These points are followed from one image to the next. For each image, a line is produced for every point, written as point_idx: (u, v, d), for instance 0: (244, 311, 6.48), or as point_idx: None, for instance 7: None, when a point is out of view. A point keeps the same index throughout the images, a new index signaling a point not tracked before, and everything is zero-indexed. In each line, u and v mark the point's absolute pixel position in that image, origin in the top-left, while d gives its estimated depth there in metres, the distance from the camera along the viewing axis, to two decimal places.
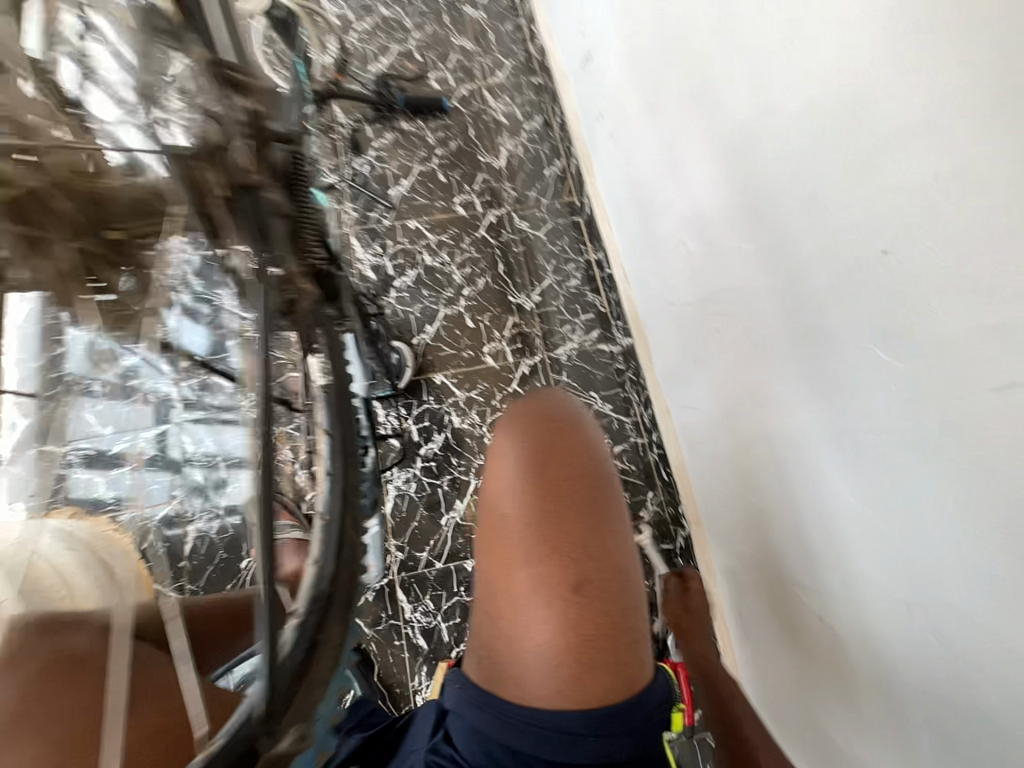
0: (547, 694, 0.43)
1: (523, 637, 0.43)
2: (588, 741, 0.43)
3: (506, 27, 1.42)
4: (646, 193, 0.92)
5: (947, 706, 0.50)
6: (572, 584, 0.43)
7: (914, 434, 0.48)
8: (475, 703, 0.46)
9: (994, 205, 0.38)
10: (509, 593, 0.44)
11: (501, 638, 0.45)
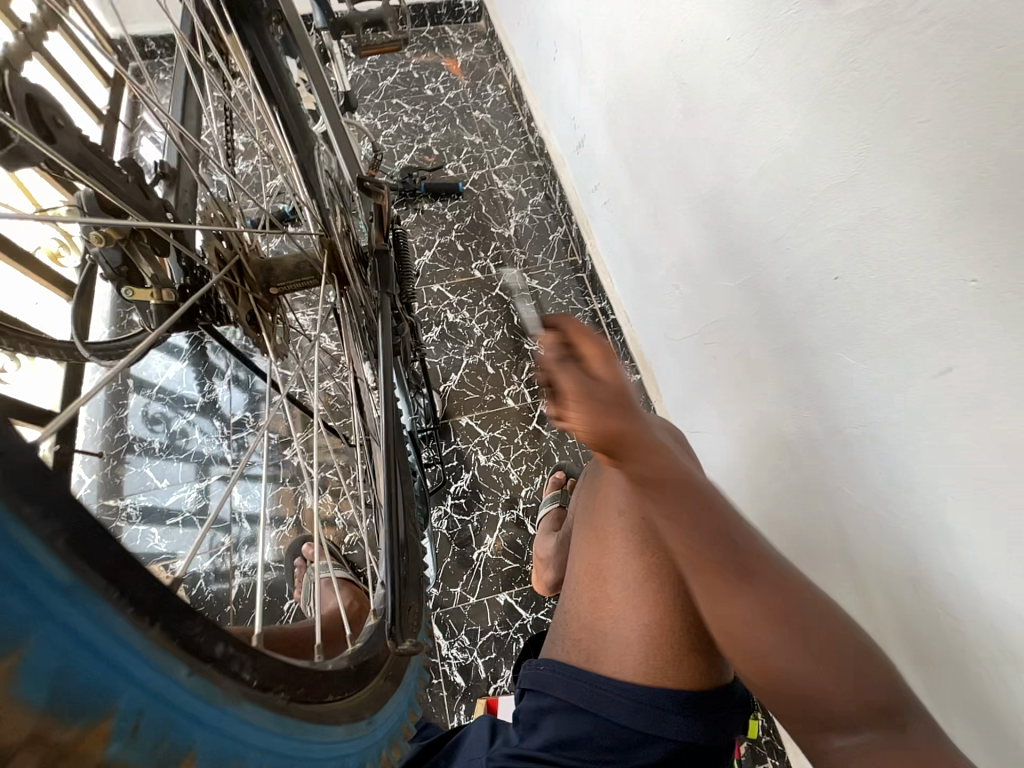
0: (639, 670, 0.55)
1: (616, 609, 0.60)
2: (671, 717, 0.53)
3: (508, 125, 1.68)
4: (640, 247, 1.07)
5: (977, 679, 0.54)
6: (665, 571, 0.60)
7: (888, 424, 0.56)
8: (558, 689, 0.57)
9: (899, 233, 0.48)
10: (617, 580, 0.62)
11: (608, 620, 0.60)
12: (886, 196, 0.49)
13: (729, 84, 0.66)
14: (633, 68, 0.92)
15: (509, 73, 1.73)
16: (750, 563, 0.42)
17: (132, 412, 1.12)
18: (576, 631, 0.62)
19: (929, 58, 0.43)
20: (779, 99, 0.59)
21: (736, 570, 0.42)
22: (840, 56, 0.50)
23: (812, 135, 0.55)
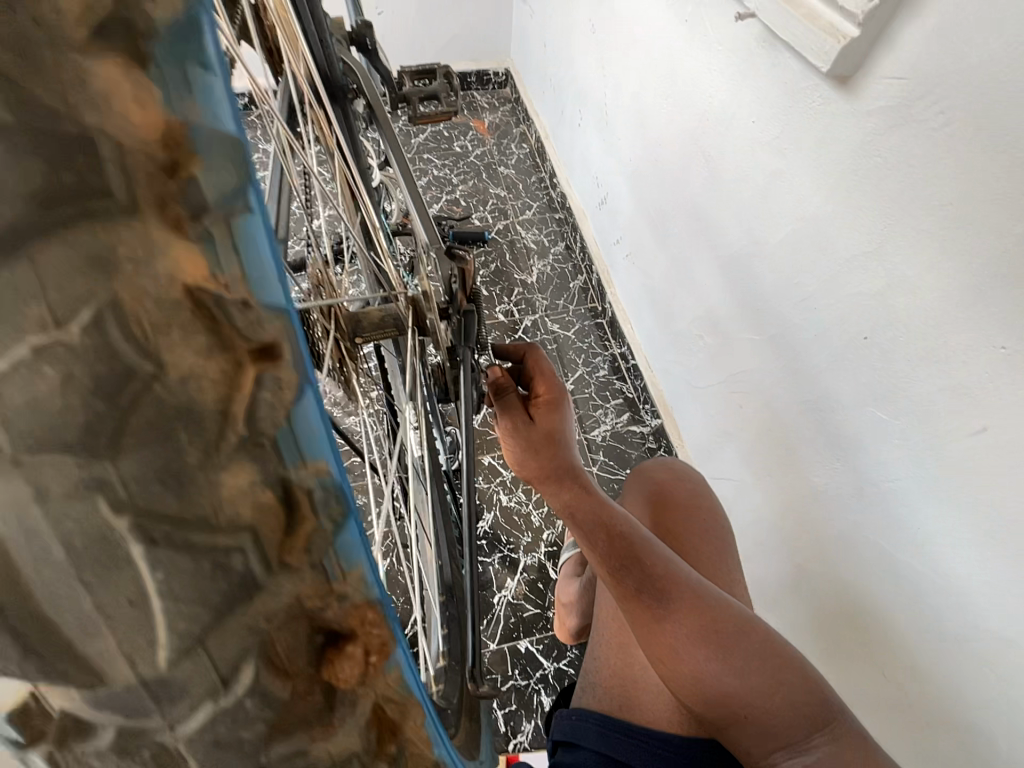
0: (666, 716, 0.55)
1: (647, 655, 0.59)
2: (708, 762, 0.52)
3: (531, 180, 1.79)
4: (662, 299, 1.13)
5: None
6: None
7: (922, 478, 0.57)
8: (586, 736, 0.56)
9: (930, 300, 0.52)
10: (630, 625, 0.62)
11: (628, 664, 0.60)
12: (913, 267, 0.53)
13: (756, 158, 0.72)
14: (659, 138, 1.00)
15: (532, 134, 1.87)
16: (680, 602, 0.52)
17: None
18: (603, 678, 0.62)
19: (949, 151, 0.48)
20: (805, 175, 0.64)
21: (669, 612, 0.51)
22: (864, 143, 0.56)
23: (837, 208, 0.61)
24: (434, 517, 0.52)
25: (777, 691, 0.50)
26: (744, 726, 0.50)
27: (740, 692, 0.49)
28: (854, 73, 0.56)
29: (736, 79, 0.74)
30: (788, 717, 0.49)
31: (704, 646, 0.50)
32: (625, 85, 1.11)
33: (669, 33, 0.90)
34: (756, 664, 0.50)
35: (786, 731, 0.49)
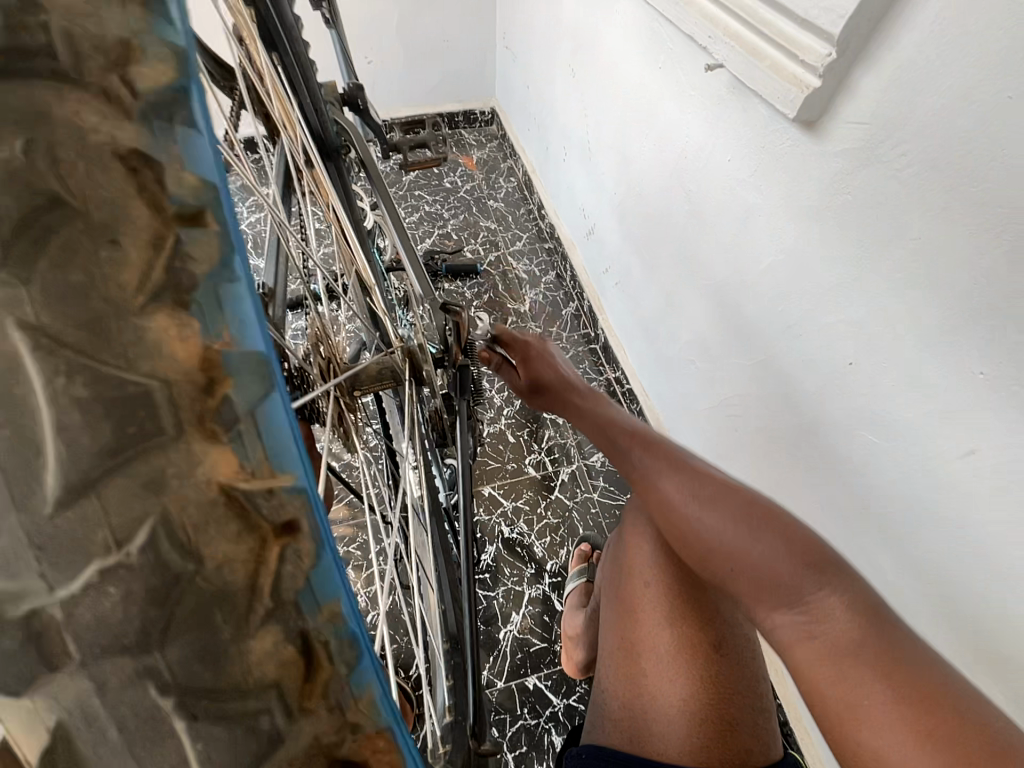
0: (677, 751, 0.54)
1: (653, 691, 0.57)
2: None
3: (520, 212, 1.85)
4: (654, 325, 1.15)
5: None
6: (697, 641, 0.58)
7: (915, 500, 0.58)
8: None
9: (908, 327, 0.54)
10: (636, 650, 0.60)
11: (637, 702, 0.58)
12: (891, 296, 0.55)
13: (736, 193, 0.75)
14: (642, 174, 1.04)
15: (519, 168, 1.93)
16: (671, 478, 0.57)
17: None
18: (616, 707, 0.60)
19: (915, 189, 0.51)
20: (782, 210, 0.67)
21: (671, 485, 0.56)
22: (835, 180, 0.59)
23: (814, 241, 0.63)
24: (434, 557, 0.52)
25: (770, 546, 0.48)
26: (739, 584, 0.49)
27: (729, 547, 0.49)
28: (819, 118, 0.59)
29: (710, 122, 0.78)
30: (781, 571, 0.46)
31: (693, 502, 0.54)
32: (606, 125, 1.16)
33: (644, 77, 0.95)
34: (746, 516, 0.50)
35: (790, 582, 0.46)
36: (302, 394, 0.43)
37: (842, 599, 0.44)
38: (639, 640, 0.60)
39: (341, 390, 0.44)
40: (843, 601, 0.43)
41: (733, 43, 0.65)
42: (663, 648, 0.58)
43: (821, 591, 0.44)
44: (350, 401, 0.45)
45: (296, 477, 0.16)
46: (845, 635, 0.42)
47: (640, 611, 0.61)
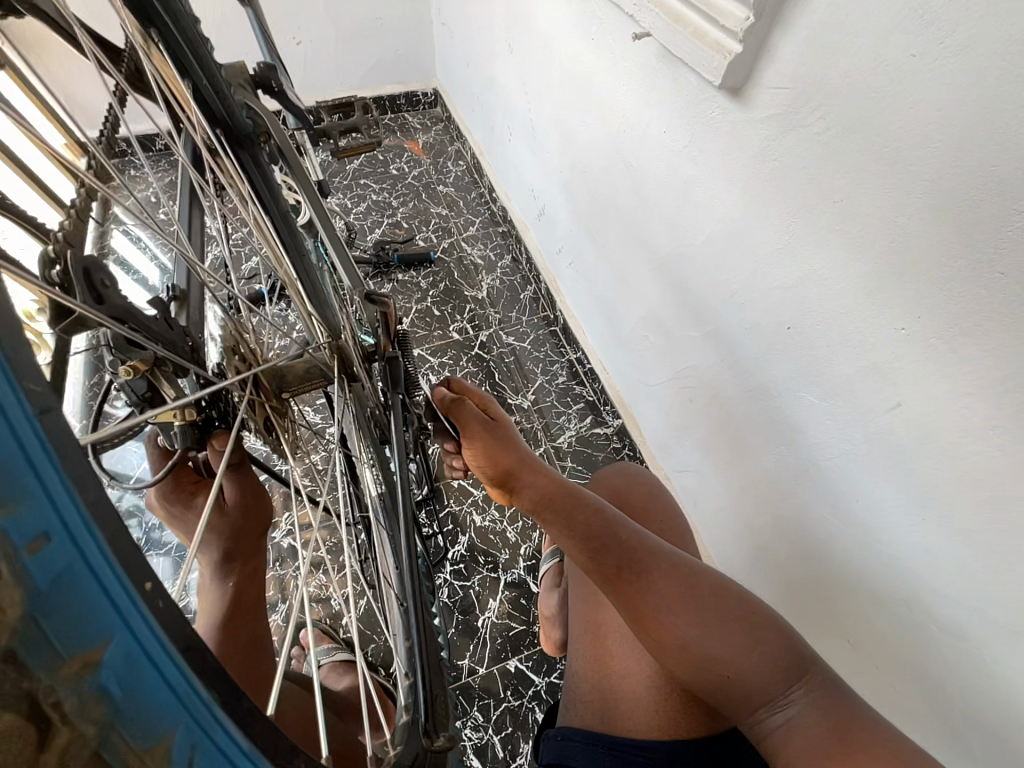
0: (647, 730, 0.55)
1: (621, 674, 0.59)
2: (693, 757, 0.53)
3: (471, 196, 1.81)
4: (609, 303, 1.15)
5: (966, 691, 0.56)
6: None
7: (854, 454, 0.61)
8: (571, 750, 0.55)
9: (837, 288, 0.56)
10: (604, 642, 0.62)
11: (606, 679, 0.60)
12: (820, 258, 0.56)
13: (673, 166, 0.75)
14: (585, 151, 1.02)
15: (467, 151, 1.88)
16: (657, 573, 0.55)
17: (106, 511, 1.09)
18: (585, 692, 0.61)
19: (836, 151, 0.52)
20: (717, 179, 0.68)
21: (652, 586, 0.55)
22: (762, 147, 0.59)
23: (748, 209, 0.64)
24: (388, 554, 0.51)
25: (760, 649, 0.51)
26: (726, 687, 0.51)
27: (719, 654, 0.51)
28: (745, 84, 0.59)
29: (644, 93, 0.77)
30: (768, 674, 0.50)
31: (686, 605, 0.53)
32: (546, 101, 1.14)
33: (578, 50, 0.93)
34: (734, 621, 0.53)
35: (760, 682, 0.50)
36: (219, 400, 0.41)
37: (813, 693, 0.50)
38: (607, 627, 0.63)
39: (262, 392, 0.41)
40: (815, 698, 0.49)
41: (658, 10, 0.64)
42: (635, 649, 0.60)
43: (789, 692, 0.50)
44: (275, 402, 0.43)
45: (6, 517, 0.14)
46: (807, 724, 0.48)
47: (610, 627, 0.62)
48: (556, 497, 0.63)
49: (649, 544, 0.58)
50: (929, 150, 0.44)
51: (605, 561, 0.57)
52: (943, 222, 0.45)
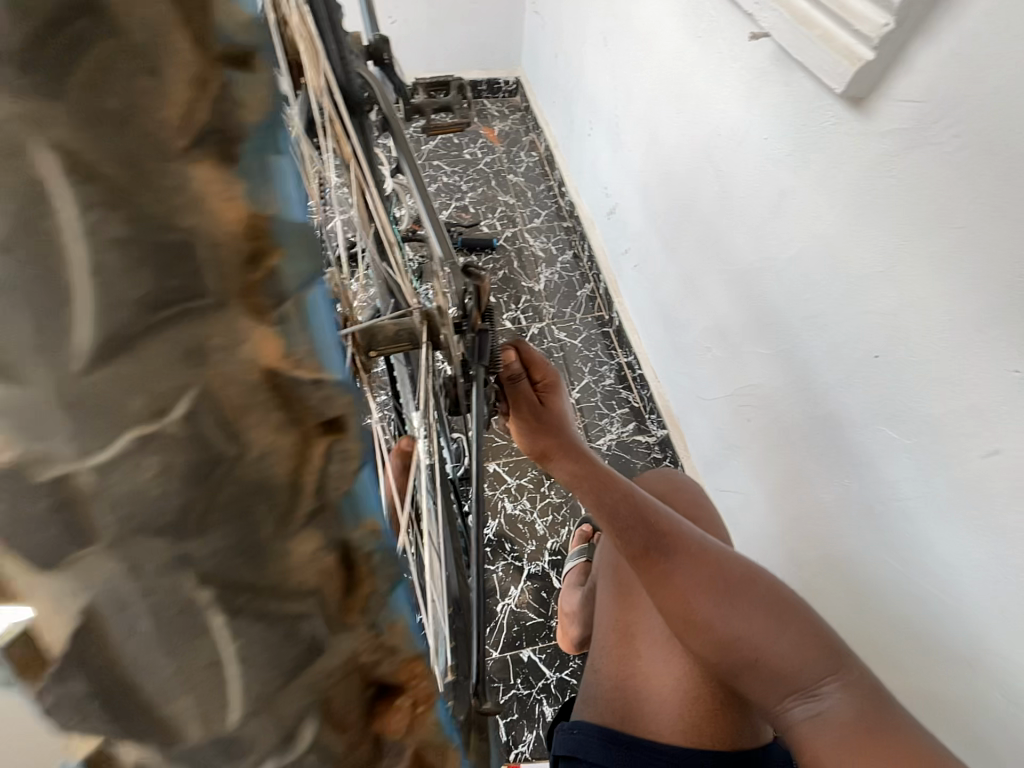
0: (673, 731, 0.54)
1: (648, 674, 0.57)
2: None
3: (540, 188, 1.80)
4: (671, 311, 1.13)
5: None
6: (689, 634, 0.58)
7: (930, 497, 0.57)
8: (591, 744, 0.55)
9: (941, 320, 0.52)
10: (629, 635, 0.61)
11: (630, 678, 0.58)
12: (927, 287, 0.53)
13: (770, 175, 0.72)
14: (671, 152, 1.00)
15: (542, 143, 1.88)
16: (687, 556, 0.54)
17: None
18: (607, 686, 0.59)
19: (966, 173, 0.48)
20: (818, 193, 0.65)
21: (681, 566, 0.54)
22: (877, 163, 0.56)
23: (850, 226, 0.61)
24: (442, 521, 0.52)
25: (782, 637, 0.49)
26: (754, 672, 0.50)
27: (751, 637, 0.50)
28: (868, 95, 0.56)
29: (750, 97, 0.74)
30: (797, 661, 0.49)
31: (708, 592, 0.52)
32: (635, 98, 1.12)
33: (681, 47, 0.91)
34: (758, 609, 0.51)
35: (794, 671, 0.48)
36: None
37: (848, 693, 0.47)
38: (634, 626, 0.61)
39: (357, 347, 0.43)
40: (849, 694, 0.47)
41: (782, 10, 0.62)
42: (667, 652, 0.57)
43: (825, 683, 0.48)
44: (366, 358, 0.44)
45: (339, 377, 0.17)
46: (846, 722, 0.46)
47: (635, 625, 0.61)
48: (585, 484, 0.61)
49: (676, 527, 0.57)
50: None
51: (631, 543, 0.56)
52: None
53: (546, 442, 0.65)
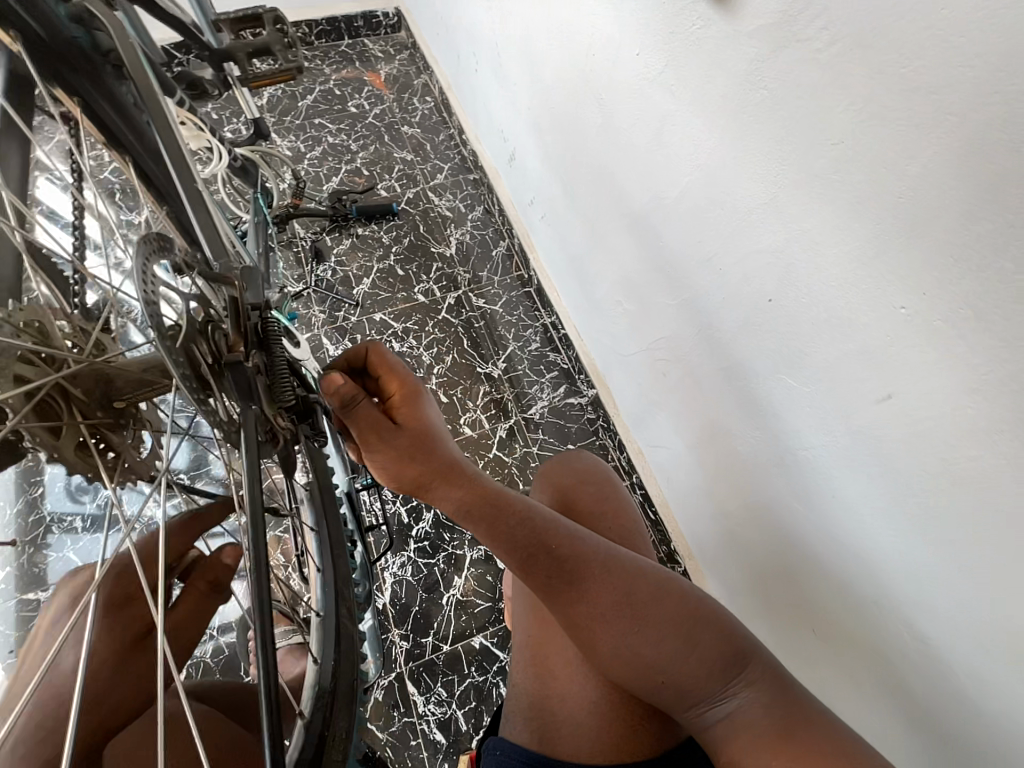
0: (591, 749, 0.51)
1: (568, 711, 0.54)
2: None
3: (439, 138, 1.62)
4: (583, 264, 1.04)
5: (933, 695, 0.53)
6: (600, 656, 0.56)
7: (834, 447, 0.53)
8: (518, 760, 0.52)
9: (828, 256, 0.46)
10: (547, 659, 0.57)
11: (549, 710, 0.55)
12: (810, 219, 0.46)
13: (647, 101, 0.63)
14: (551, 81, 0.87)
15: (435, 83, 1.66)
16: (596, 580, 0.51)
17: (52, 492, 1.09)
18: (523, 705, 0.57)
19: (838, 77, 0.40)
20: (696, 116, 0.56)
21: (588, 590, 0.51)
22: (750, 71, 0.48)
23: (732, 153, 0.53)
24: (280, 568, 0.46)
25: (695, 649, 0.49)
26: (663, 683, 0.49)
27: (659, 655, 0.49)
28: None
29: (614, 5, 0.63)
30: (704, 672, 0.49)
31: (625, 608, 0.50)
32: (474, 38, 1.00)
33: None
34: (676, 628, 0.50)
35: (705, 686, 0.49)
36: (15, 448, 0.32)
37: (756, 693, 0.48)
38: (551, 656, 0.57)
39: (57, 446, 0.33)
40: (755, 695, 0.48)
41: None
42: (579, 677, 0.55)
43: (732, 690, 0.48)
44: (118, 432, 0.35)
45: None
46: (755, 723, 0.47)
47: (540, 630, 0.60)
48: (476, 516, 0.51)
49: (584, 545, 0.53)
50: (955, 75, 0.34)
51: (536, 573, 0.52)
52: (961, 175, 0.35)
53: (418, 474, 0.52)
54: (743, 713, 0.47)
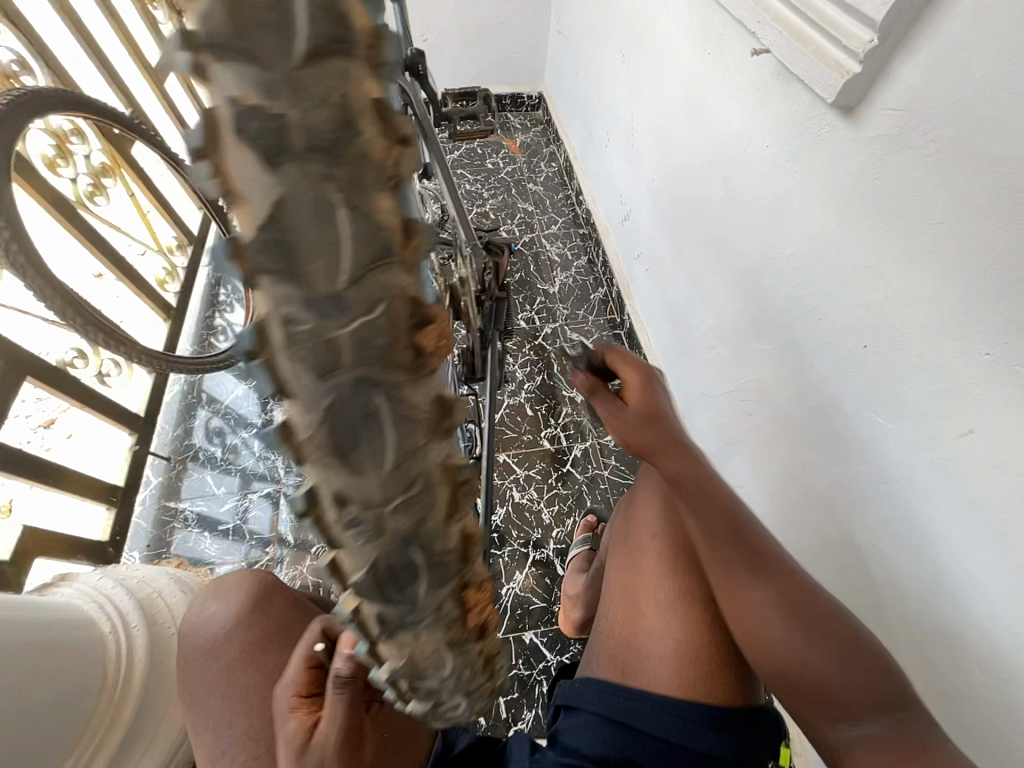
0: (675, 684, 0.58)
1: (651, 642, 0.62)
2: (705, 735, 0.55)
3: (558, 196, 1.88)
4: (680, 311, 1.17)
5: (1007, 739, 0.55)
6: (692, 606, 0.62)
7: (915, 482, 0.60)
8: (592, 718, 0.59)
9: (921, 311, 0.56)
10: (640, 604, 0.65)
11: (636, 642, 0.63)
12: (907, 280, 0.57)
13: (770, 181, 0.78)
14: (680, 159, 1.06)
15: (561, 153, 1.96)
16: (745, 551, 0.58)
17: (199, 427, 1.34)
18: (609, 644, 0.65)
19: (937, 177, 0.53)
20: (811, 196, 0.70)
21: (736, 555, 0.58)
22: (864, 166, 0.61)
23: (842, 225, 0.65)
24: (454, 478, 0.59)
25: (821, 634, 0.53)
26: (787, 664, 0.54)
27: (783, 633, 0.54)
28: (858, 105, 0.61)
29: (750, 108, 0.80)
30: (829, 663, 0.52)
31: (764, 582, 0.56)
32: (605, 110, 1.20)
33: (692, 63, 0.97)
34: (805, 616, 0.54)
35: (821, 678, 0.52)
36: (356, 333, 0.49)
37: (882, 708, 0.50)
38: (642, 597, 0.66)
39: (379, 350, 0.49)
40: (881, 711, 0.49)
41: (780, 27, 0.67)
42: (666, 618, 0.63)
43: (856, 700, 0.50)
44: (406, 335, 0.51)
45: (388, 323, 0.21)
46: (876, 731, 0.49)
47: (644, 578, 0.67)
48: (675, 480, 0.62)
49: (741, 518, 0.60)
50: None
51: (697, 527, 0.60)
52: None
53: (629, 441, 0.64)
54: (866, 723, 0.49)
